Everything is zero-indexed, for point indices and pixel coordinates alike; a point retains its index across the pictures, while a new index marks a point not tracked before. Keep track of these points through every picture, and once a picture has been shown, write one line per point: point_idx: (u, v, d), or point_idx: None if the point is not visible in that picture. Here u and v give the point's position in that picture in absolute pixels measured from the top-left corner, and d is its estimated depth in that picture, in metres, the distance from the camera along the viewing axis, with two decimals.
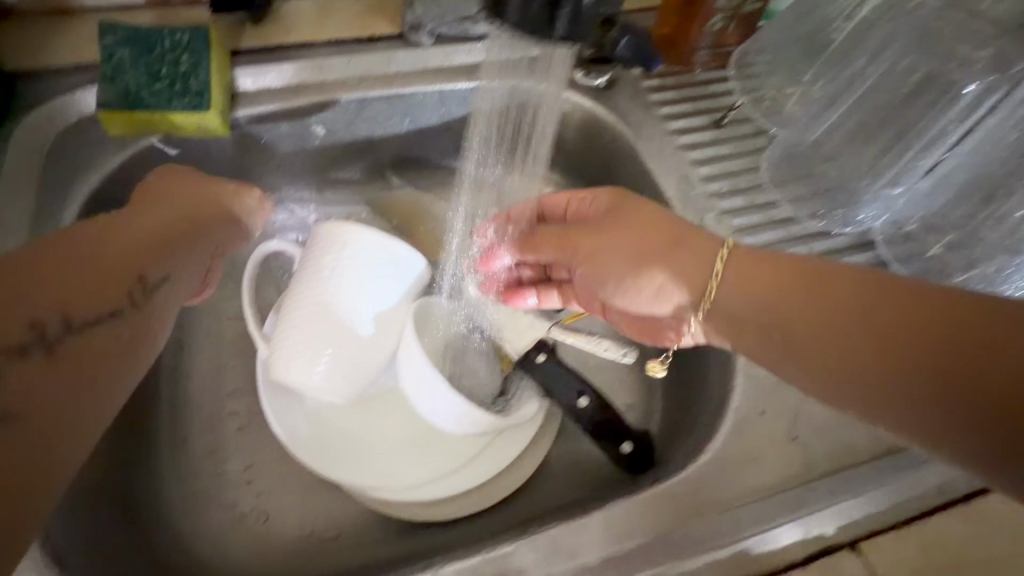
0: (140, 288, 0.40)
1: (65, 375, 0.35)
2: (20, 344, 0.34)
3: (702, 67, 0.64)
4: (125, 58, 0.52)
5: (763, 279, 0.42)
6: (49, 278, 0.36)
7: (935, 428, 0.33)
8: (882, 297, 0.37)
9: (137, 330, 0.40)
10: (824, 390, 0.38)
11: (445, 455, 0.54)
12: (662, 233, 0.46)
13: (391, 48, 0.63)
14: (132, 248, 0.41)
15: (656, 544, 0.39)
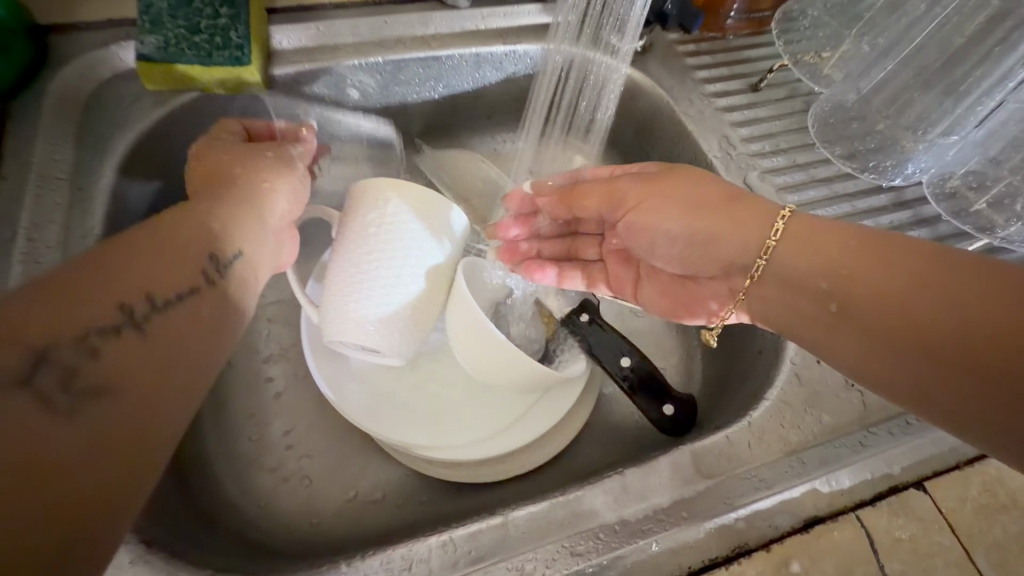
0: (216, 267, 0.36)
1: (154, 355, 0.31)
2: (107, 322, 0.30)
3: (735, 34, 0.64)
4: (165, 10, 0.50)
5: (826, 252, 0.39)
6: (130, 256, 0.33)
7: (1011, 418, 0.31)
8: (966, 274, 0.34)
9: (219, 305, 0.35)
10: (886, 373, 0.36)
11: (492, 414, 0.53)
12: (718, 200, 0.43)
13: (428, 10, 0.61)
14: (206, 229, 0.37)
15: (729, 484, 0.38)
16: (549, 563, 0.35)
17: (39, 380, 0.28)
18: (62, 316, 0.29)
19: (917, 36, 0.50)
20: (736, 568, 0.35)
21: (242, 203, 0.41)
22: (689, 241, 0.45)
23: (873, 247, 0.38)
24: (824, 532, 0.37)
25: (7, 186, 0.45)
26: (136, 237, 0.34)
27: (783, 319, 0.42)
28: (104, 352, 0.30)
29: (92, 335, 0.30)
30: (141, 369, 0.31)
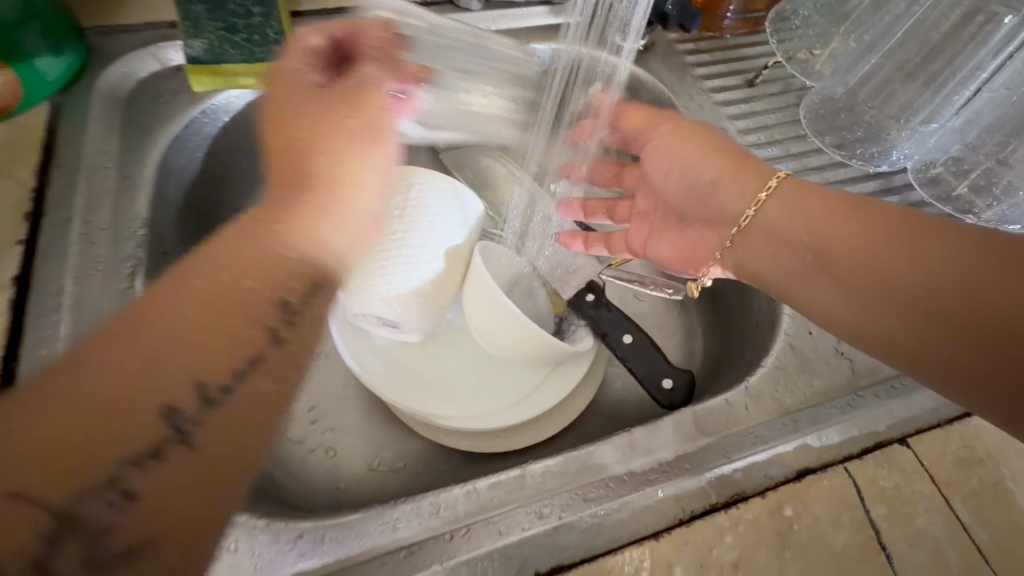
0: (284, 320, 0.30)
1: (207, 465, 0.27)
2: (149, 446, 0.26)
3: (731, 33, 0.68)
4: (202, 13, 0.53)
5: (811, 209, 0.43)
6: (171, 341, 0.27)
7: (955, 358, 0.36)
8: (934, 234, 0.38)
9: (283, 373, 0.30)
10: (853, 317, 0.40)
11: (506, 389, 0.57)
12: (726, 156, 0.48)
13: (442, 12, 0.66)
14: (268, 273, 0.30)
15: (727, 441, 0.42)
16: (564, 507, 0.38)
17: (71, 543, 0.25)
18: (94, 447, 0.25)
19: (897, 32, 0.55)
20: (734, 512, 0.38)
21: (324, 224, 0.32)
22: (697, 175, 0.49)
23: (853, 207, 0.42)
24: (814, 481, 0.40)
25: (59, 173, 0.48)
26: (179, 305, 0.27)
27: (763, 272, 0.46)
28: (140, 489, 0.26)
29: (124, 473, 0.25)
30: (189, 490, 0.27)
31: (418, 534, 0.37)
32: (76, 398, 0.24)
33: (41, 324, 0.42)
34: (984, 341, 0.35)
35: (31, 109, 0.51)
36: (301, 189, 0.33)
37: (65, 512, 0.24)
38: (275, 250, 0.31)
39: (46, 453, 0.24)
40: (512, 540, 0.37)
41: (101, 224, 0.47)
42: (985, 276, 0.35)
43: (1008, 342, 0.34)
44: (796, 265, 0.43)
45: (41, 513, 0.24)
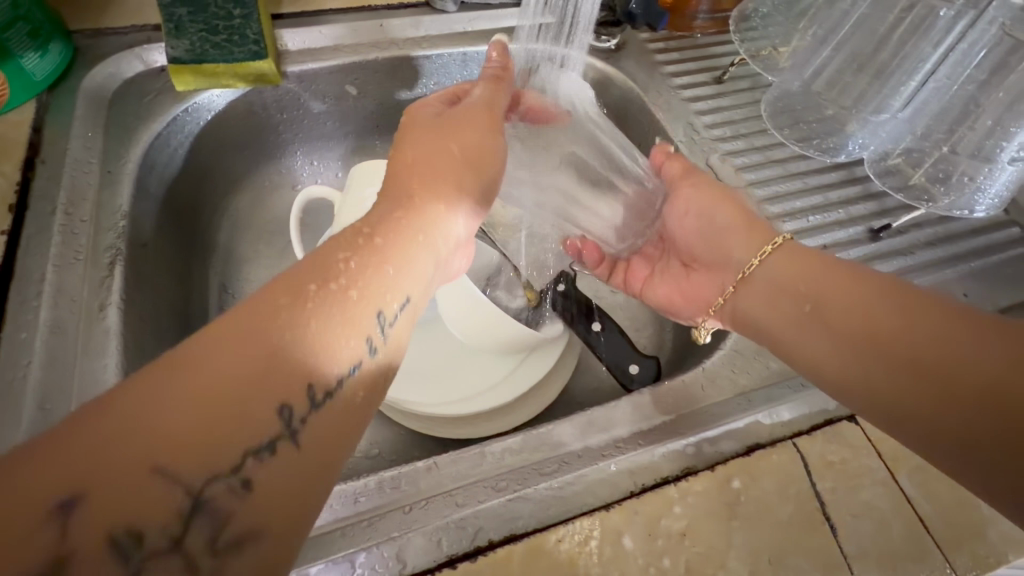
0: (381, 331, 0.32)
1: (312, 462, 0.28)
2: (264, 441, 0.26)
3: (701, 32, 0.70)
4: (185, 15, 0.56)
5: (813, 267, 0.42)
6: (291, 341, 0.28)
7: (953, 428, 0.33)
8: (940, 304, 0.36)
9: (373, 383, 0.32)
10: (847, 376, 0.38)
11: (479, 378, 0.58)
12: (731, 212, 0.48)
13: (419, 14, 0.68)
14: (371, 286, 0.32)
15: (682, 419, 0.43)
16: (520, 480, 0.39)
17: (193, 529, 0.24)
18: (221, 433, 0.25)
19: (846, 24, 0.56)
20: (683, 485, 0.40)
21: (420, 246, 0.36)
22: (710, 221, 0.49)
23: (855, 269, 0.40)
24: (763, 455, 0.41)
25: (45, 169, 0.50)
26: (294, 309, 0.28)
27: (758, 321, 0.44)
28: (257, 480, 0.26)
29: (247, 460, 0.26)
30: (294, 486, 0.27)
31: (379, 506, 0.38)
32: (210, 382, 0.25)
33: (22, 310, 0.43)
34: (984, 414, 0.31)
35: (18, 107, 0.53)
36: (416, 191, 0.39)
37: (198, 493, 0.24)
38: (382, 265, 0.33)
39: (180, 434, 0.24)
40: (468, 511, 0.38)
41: (84, 216, 0.49)
42: (988, 348, 0.32)
43: (1010, 418, 0.31)
44: (792, 317, 0.41)
45: (176, 492, 0.23)
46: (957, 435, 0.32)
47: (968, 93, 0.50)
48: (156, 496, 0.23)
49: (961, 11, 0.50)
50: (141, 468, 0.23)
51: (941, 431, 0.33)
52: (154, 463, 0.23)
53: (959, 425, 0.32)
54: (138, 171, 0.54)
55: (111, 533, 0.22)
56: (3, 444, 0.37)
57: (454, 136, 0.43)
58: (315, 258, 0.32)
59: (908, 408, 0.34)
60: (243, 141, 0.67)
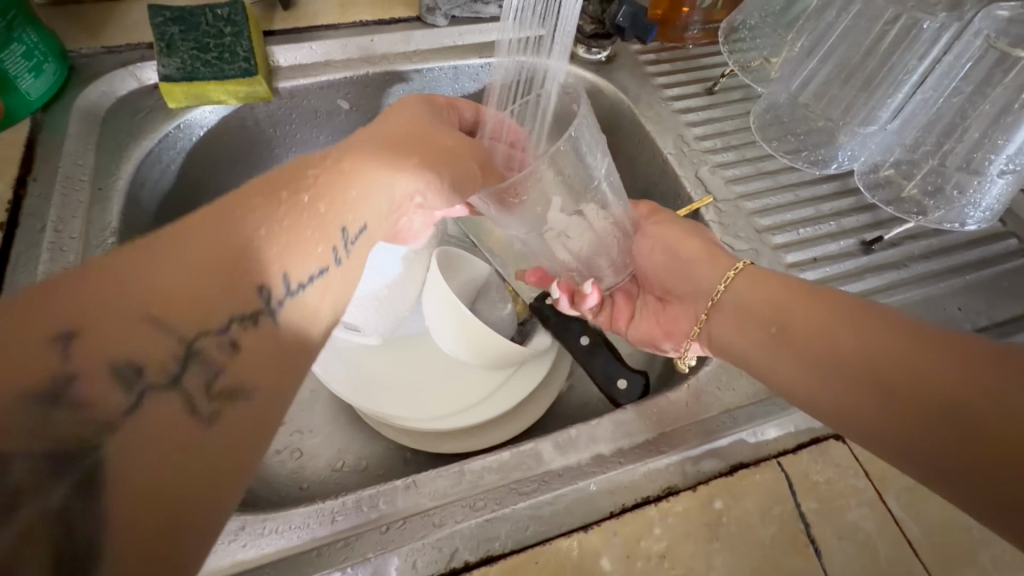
0: (345, 246, 0.34)
1: (286, 342, 0.31)
2: (248, 309, 0.29)
3: (693, 43, 0.70)
4: (176, 34, 0.58)
5: (775, 291, 0.42)
6: (267, 237, 0.30)
7: (926, 450, 0.32)
8: (901, 321, 0.36)
9: (339, 288, 0.34)
10: (819, 401, 0.38)
11: (466, 392, 0.58)
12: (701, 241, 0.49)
13: (409, 29, 0.68)
14: (341, 202, 0.34)
15: (665, 437, 0.42)
16: (498, 500, 0.39)
17: (185, 378, 0.27)
18: (205, 300, 0.28)
19: (831, 36, 0.55)
20: (664, 505, 0.39)
21: (387, 181, 0.38)
22: (675, 256, 0.50)
23: (816, 290, 0.41)
24: (746, 475, 0.41)
25: (36, 186, 0.51)
26: (268, 210, 0.31)
27: (734, 347, 0.44)
28: (241, 342, 0.29)
29: (232, 324, 0.28)
30: (271, 361, 0.30)
31: (356, 526, 0.38)
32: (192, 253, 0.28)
33: None
34: (955, 433, 0.31)
35: (13, 125, 0.54)
36: (392, 140, 0.41)
37: (188, 344, 0.27)
38: (347, 183, 0.35)
39: (167, 292, 0.26)
40: (445, 532, 0.38)
41: (73, 233, 0.49)
42: (941, 366, 0.33)
43: (972, 437, 0.30)
44: (762, 343, 0.42)
45: (169, 339, 0.26)
46: (941, 453, 0.32)
47: (957, 104, 0.50)
48: (143, 337, 0.26)
49: (945, 23, 0.50)
50: (133, 315, 0.26)
51: (926, 451, 0.32)
52: (146, 311, 0.26)
53: (941, 442, 0.32)
54: (129, 188, 0.55)
55: (108, 365, 0.25)
56: None
57: (431, 125, 0.45)
58: (289, 170, 0.34)
59: (887, 428, 0.34)
60: (235, 155, 0.67)
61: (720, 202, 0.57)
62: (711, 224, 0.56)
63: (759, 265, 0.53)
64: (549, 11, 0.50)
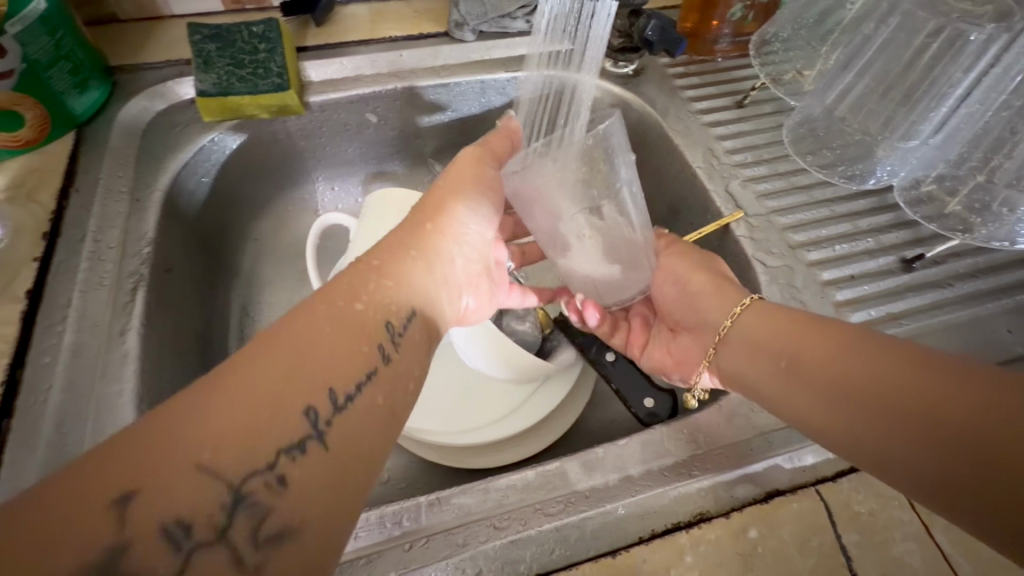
0: (391, 339, 0.35)
1: (343, 461, 0.29)
2: (298, 435, 0.28)
3: (723, 56, 0.69)
4: (213, 51, 0.60)
5: (782, 323, 0.41)
6: (312, 348, 0.31)
7: (951, 482, 0.31)
8: (912, 352, 0.35)
9: (391, 392, 0.33)
10: (832, 433, 0.36)
11: (489, 406, 0.57)
12: (705, 281, 0.48)
13: (438, 44, 0.69)
14: (380, 299, 0.36)
15: (696, 460, 0.41)
16: (523, 521, 0.38)
17: (233, 526, 0.26)
18: (255, 434, 0.27)
19: (868, 49, 0.54)
20: (696, 532, 0.38)
21: (435, 263, 0.42)
22: (685, 288, 0.49)
23: (825, 322, 0.40)
24: (783, 503, 0.39)
25: (78, 197, 0.53)
26: (307, 324, 0.32)
27: (744, 379, 0.43)
28: (291, 476, 0.27)
29: (281, 457, 0.27)
30: (328, 484, 0.28)
31: (378, 543, 0.38)
32: (244, 384, 0.28)
33: (47, 333, 0.45)
34: (980, 467, 0.29)
35: (59, 139, 0.56)
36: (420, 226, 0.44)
37: (235, 490, 0.26)
38: (386, 292, 0.37)
39: (219, 438, 0.26)
40: (470, 552, 0.37)
41: (111, 242, 0.51)
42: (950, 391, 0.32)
43: (997, 470, 0.29)
44: (772, 375, 0.40)
45: (217, 486, 0.25)
46: (969, 489, 0.30)
47: (1006, 118, 0.47)
48: (197, 486, 0.25)
49: (993, 35, 0.46)
50: (184, 461, 0.25)
51: (952, 485, 0.31)
52: (194, 459, 0.25)
53: (969, 478, 0.30)
54: (164, 200, 0.56)
55: (156, 524, 0.24)
56: (21, 463, 0.39)
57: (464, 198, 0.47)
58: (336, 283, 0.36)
59: (909, 464, 0.32)
60: (268, 166, 0.69)
61: (751, 217, 0.56)
62: (742, 240, 0.54)
63: (793, 282, 0.52)
64: (579, 26, 0.49)
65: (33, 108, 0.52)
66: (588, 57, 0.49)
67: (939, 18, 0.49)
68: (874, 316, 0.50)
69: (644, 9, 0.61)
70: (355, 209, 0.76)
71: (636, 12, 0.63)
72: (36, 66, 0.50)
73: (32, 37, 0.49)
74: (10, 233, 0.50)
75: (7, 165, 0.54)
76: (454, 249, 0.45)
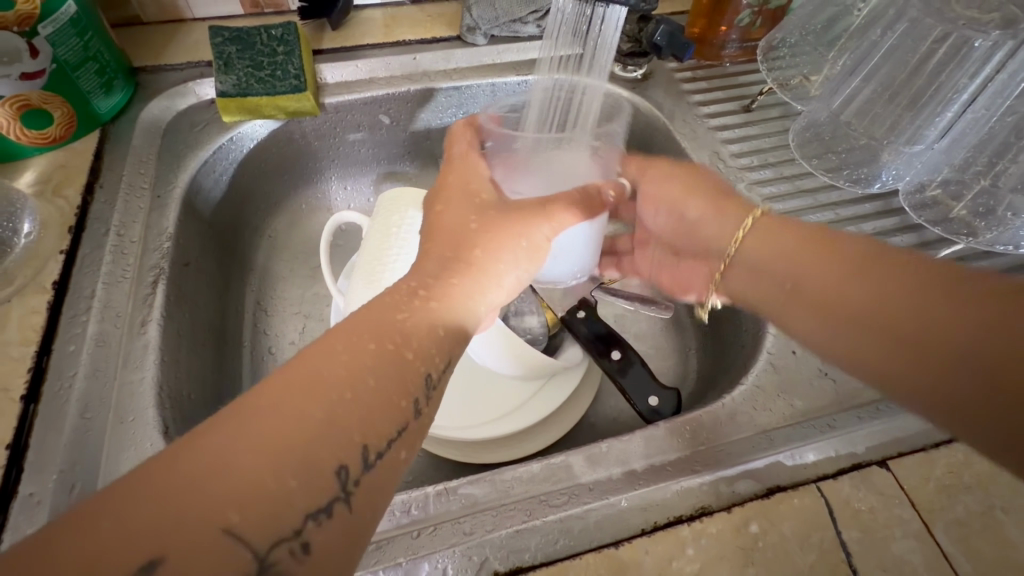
0: (427, 391, 0.32)
1: (364, 520, 0.28)
2: (327, 497, 0.27)
3: (731, 61, 0.70)
4: (233, 53, 0.62)
5: (785, 244, 0.43)
6: (349, 402, 0.28)
7: (945, 399, 0.33)
8: (923, 272, 0.35)
9: (416, 445, 0.32)
10: (829, 347, 0.39)
11: (495, 402, 0.58)
12: (709, 200, 0.49)
13: (450, 48, 0.70)
14: (425, 348, 0.33)
15: (696, 456, 0.42)
16: (528, 511, 0.39)
17: None
18: (284, 498, 0.25)
19: (875, 54, 0.54)
20: (697, 525, 0.38)
21: (480, 295, 0.39)
22: (679, 218, 0.52)
23: (834, 241, 0.40)
24: (784, 499, 0.40)
25: (101, 193, 0.55)
26: (342, 371, 0.29)
27: (754, 299, 0.46)
28: (314, 543, 0.26)
29: (307, 522, 0.26)
30: (346, 545, 0.28)
31: (387, 530, 0.39)
32: (280, 440, 0.26)
33: (72, 323, 0.47)
34: (976, 384, 0.31)
35: (85, 136, 0.58)
36: (461, 248, 0.40)
37: (261, 559, 0.24)
38: (430, 333, 0.34)
39: (252, 504, 0.24)
40: (476, 541, 0.38)
41: (133, 237, 0.52)
42: (935, 303, 0.33)
43: (993, 384, 0.30)
44: (780, 297, 0.43)
45: (242, 556, 0.24)
46: (960, 403, 0.32)
47: (1010, 124, 0.48)
48: (222, 558, 0.23)
49: (999, 41, 0.47)
50: (210, 529, 0.23)
51: (945, 399, 0.33)
52: (225, 524, 0.23)
53: (963, 394, 0.32)
54: (184, 197, 0.57)
55: None
56: (47, 447, 0.41)
57: (503, 206, 0.44)
58: (374, 315, 0.33)
59: (905, 379, 0.35)
60: (284, 166, 0.70)
61: None
62: None
63: None
64: (589, 29, 0.51)
65: (61, 107, 0.54)
66: (598, 63, 0.52)
67: (944, 25, 0.49)
68: None
69: (653, 14, 0.62)
70: (366, 208, 0.77)
71: (645, 17, 0.63)
72: (65, 66, 0.52)
73: (63, 39, 0.51)
74: (37, 227, 0.52)
75: (35, 162, 0.56)
76: (502, 274, 0.41)
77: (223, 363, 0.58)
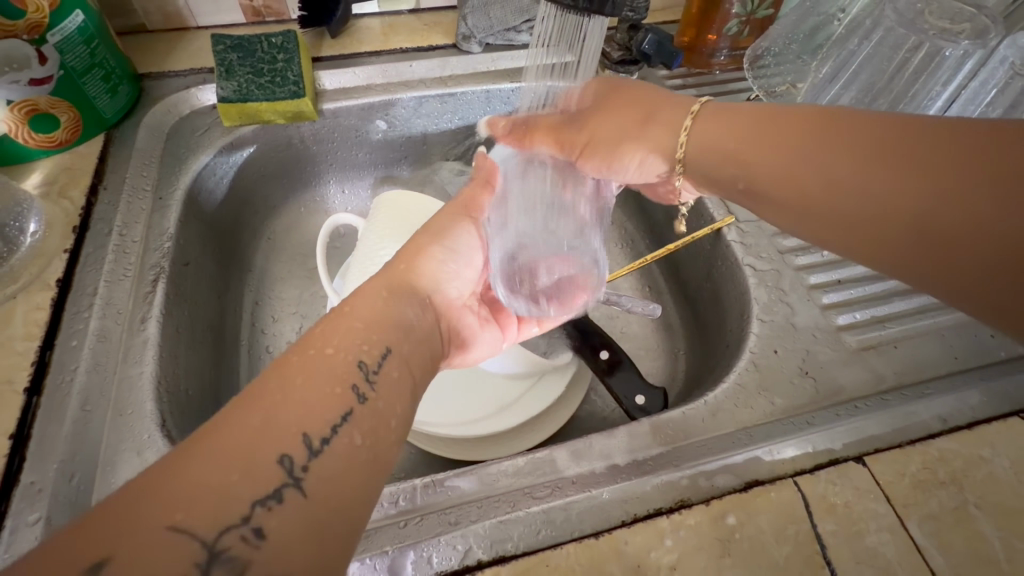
0: (365, 378, 0.35)
1: (326, 505, 0.29)
2: (274, 485, 0.28)
3: (721, 69, 0.71)
4: (235, 61, 0.64)
5: (728, 132, 0.45)
6: (283, 403, 0.31)
7: (902, 256, 0.36)
8: (865, 137, 0.37)
9: (372, 429, 0.33)
10: (790, 222, 0.43)
11: (486, 402, 0.59)
12: (637, 116, 0.49)
13: (446, 55, 0.72)
14: (350, 342, 0.36)
15: (676, 451, 0.43)
16: (512, 503, 0.40)
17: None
18: (231, 491, 0.27)
19: (854, 61, 0.56)
20: (676, 517, 0.39)
21: (403, 294, 0.41)
22: (641, 161, 0.50)
23: (778, 121, 0.42)
24: (761, 492, 0.41)
25: (106, 194, 0.57)
26: (266, 380, 0.32)
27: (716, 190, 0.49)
28: (267, 528, 0.27)
29: (256, 510, 0.27)
30: (310, 534, 0.28)
31: (375, 521, 0.40)
32: (214, 442, 0.28)
33: (74, 319, 0.48)
34: (920, 239, 0.35)
35: (90, 140, 0.60)
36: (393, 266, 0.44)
37: (210, 546, 0.26)
38: (355, 332, 0.36)
39: (197, 497, 0.26)
40: (461, 531, 0.39)
41: (135, 237, 0.54)
42: (888, 156, 0.36)
43: (939, 238, 0.34)
44: (740, 188, 0.45)
45: (197, 544, 0.25)
46: (908, 252, 0.36)
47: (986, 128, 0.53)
48: (172, 551, 0.24)
49: (969, 50, 0.49)
50: (156, 525, 0.25)
51: (898, 253, 0.37)
52: (169, 520, 0.25)
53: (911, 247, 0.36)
54: (185, 199, 0.59)
55: None
56: (49, 439, 0.42)
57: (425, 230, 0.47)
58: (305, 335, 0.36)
59: (861, 242, 0.38)
60: (283, 169, 0.72)
61: (743, 223, 0.58)
62: (733, 244, 0.56)
63: (780, 285, 0.53)
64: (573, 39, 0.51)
65: (67, 112, 0.56)
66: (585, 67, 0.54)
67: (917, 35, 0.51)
68: (859, 319, 0.52)
69: (643, 23, 0.64)
70: (363, 211, 0.79)
71: (635, 26, 0.65)
72: (72, 73, 0.54)
73: (70, 46, 0.53)
74: (43, 227, 0.53)
75: (41, 165, 0.58)
76: (426, 280, 0.44)
77: (221, 361, 0.59)
